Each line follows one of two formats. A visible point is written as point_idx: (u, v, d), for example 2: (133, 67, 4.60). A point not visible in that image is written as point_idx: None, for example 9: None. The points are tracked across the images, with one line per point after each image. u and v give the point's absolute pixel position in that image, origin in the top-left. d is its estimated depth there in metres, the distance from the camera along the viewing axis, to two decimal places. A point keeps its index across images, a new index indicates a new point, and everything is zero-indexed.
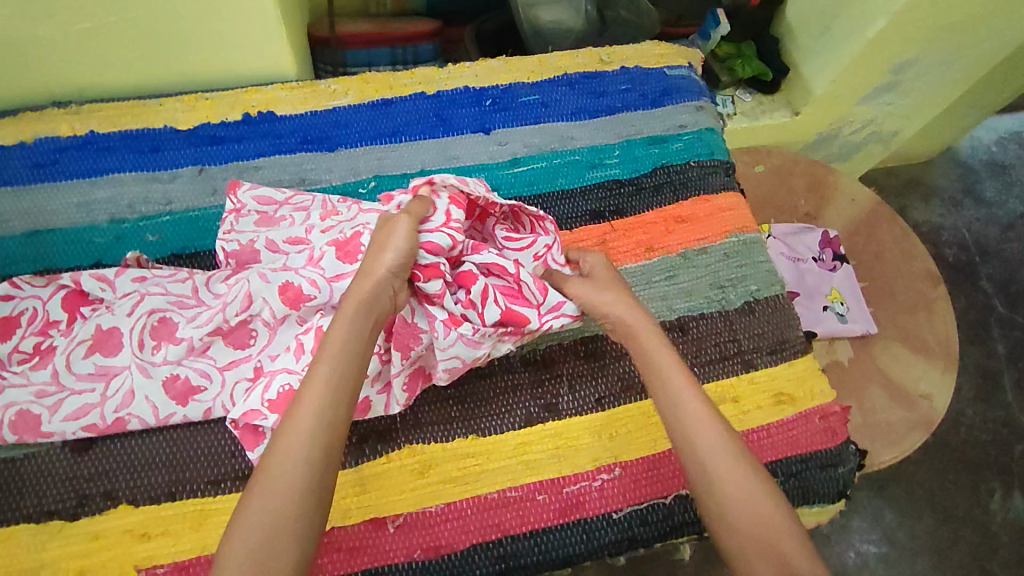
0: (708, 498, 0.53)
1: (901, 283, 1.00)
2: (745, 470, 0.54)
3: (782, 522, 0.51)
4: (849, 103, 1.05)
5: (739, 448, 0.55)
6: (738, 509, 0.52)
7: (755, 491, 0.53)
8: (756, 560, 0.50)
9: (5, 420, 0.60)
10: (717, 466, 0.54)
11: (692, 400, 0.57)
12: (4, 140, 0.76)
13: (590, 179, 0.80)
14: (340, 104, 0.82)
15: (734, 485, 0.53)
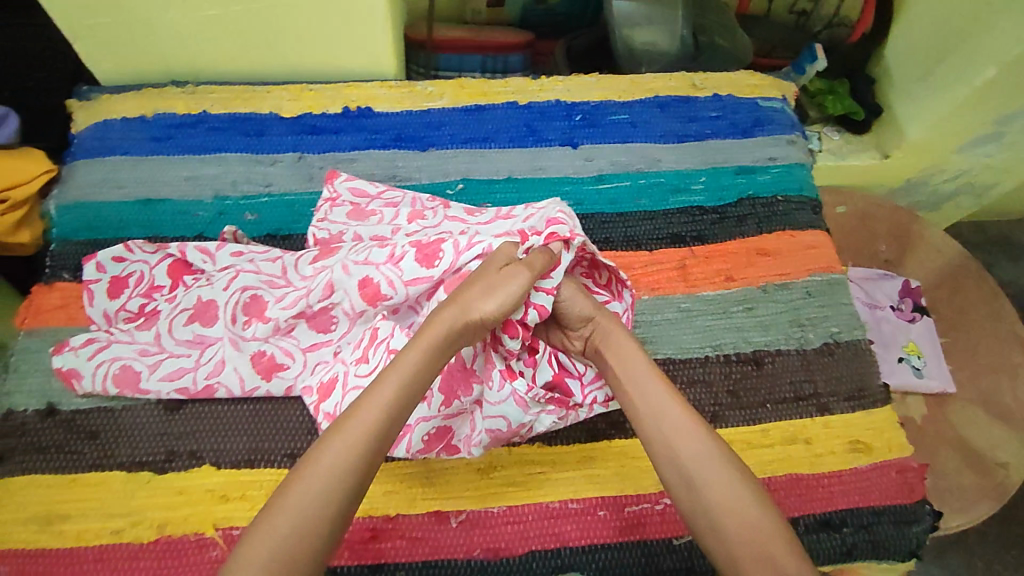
0: (693, 507, 0.51)
1: (984, 343, 0.95)
2: (732, 474, 0.52)
3: (772, 526, 0.49)
4: (946, 151, 1.00)
5: (723, 451, 0.53)
6: (725, 514, 0.50)
7: (742, 495, 0.51)
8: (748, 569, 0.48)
9: (108, 373, 0.64)
10: (701, 471, 0.52)
11: (666, 404, 0.56)
12: (124, 113, 0.79)
13: (674, 204, 0.79)
14: (435, 106, 0.83)
15: (721, 490, 0.51)
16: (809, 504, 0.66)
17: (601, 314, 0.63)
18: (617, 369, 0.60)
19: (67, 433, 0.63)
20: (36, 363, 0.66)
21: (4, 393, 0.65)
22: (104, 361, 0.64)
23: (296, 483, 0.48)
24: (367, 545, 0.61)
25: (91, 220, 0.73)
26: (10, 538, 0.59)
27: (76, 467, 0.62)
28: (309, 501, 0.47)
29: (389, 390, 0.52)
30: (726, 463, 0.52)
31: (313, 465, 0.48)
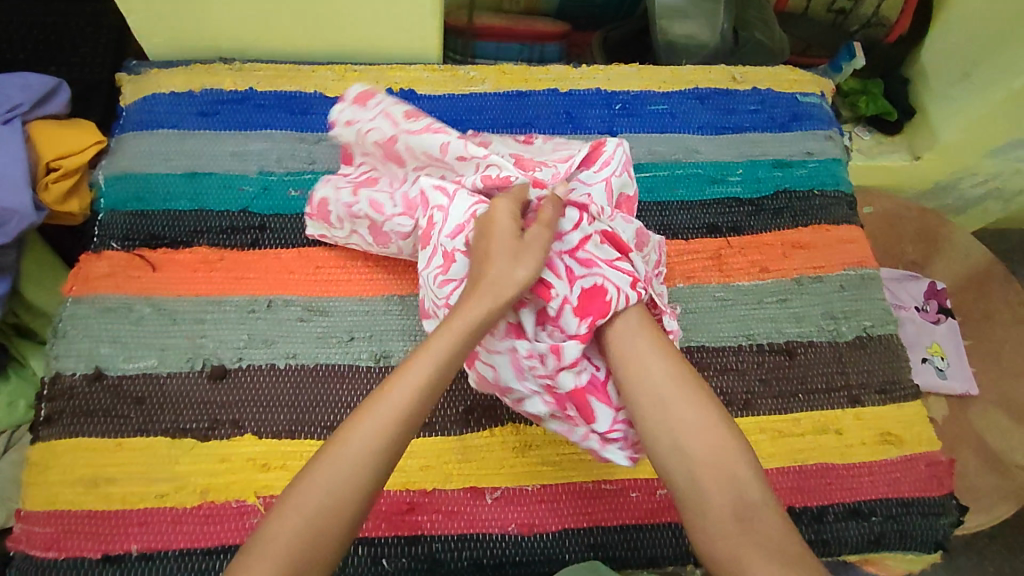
0: (660, 430, 0.55)
1: (1010, 345, 0.92)
2: (700, 402, 0.56)
3: (734, 449, 0.53)
4: (979, 154, 1.00)
5: (691, 380, 0.57)
6: (691, 437, 0.54)
7: (709, 423, 0.54)
8: (712, 489, 0.52)
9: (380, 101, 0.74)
10: (670, 398, 0.56)
11: (637, 334, 0.59)
12: (172, 88, 0.80)
13: (711, 194, 0.79)
14: (476, 90, 0.83)
15: (689, 415, 0.55)
16: (838, 493, 0.66)
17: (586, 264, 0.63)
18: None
19: (115, 397, 0.65)
20: (83, 328, 0.67)
21: (52, 357, 0.67)
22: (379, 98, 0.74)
23: (313, 475, 0.50)
24: (404, 517, 0.62)
25: (139, 191, 0.74)
26: (59, 497, 0.61)
27: (124, 431, 0.63)
28: (329, 494, 0.49)
29: (410, 386, 0.53)
30: (693, 391, 0.56)
31: (336, 462, 0.50)
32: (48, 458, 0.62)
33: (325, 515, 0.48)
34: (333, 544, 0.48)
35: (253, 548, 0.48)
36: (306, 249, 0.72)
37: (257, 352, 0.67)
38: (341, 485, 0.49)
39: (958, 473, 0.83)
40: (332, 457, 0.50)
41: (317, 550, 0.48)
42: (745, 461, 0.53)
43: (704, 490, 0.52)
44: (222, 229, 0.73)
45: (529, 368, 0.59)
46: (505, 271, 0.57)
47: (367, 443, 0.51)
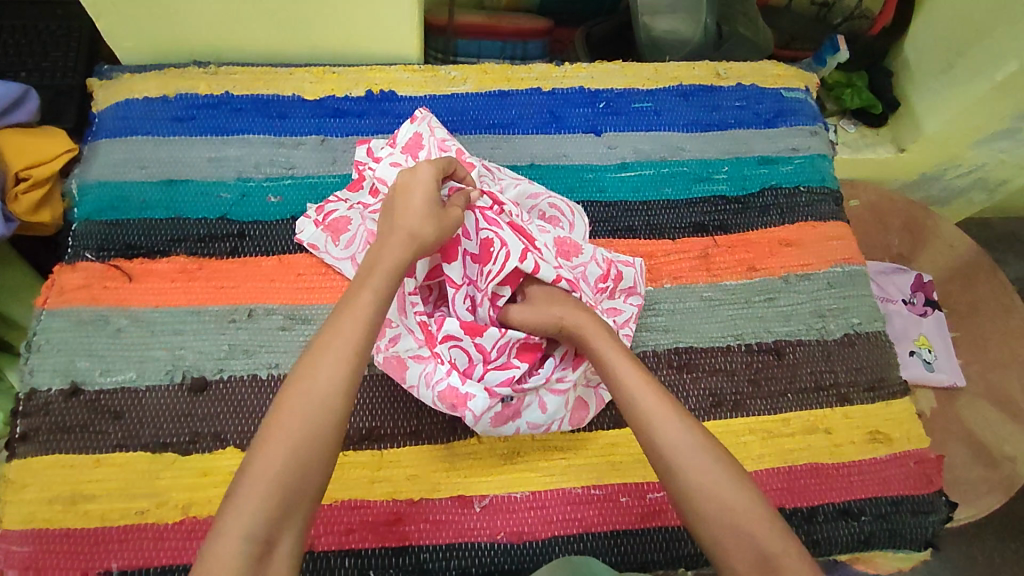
0: (677, 493, 0.51)
1: (998, 337, 0.92)
2: (715, 458, 0.51)
3: (754, 505, 0.49)
4: (963, 146, 1.00)
5: (704, 437, 0.52)
6: (711, 500, 0.49)
7: (728, 481, 0.50)
8: (735, 549, 0.48)
9: (421, 140, 0.74)
10: (685, 459, 0.51)
11: (643, 391, 0.55)
12: (145, 93, 0.78)
13: (697, 192, 0.79)
14: (458, 90, 0.82)
15: (707, 477, 0.50)
16: (827, 493, 0.66)
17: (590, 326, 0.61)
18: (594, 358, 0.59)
19: (93, 413, 0.63)
20: (58, 343, 0.66)
21: (26, 372, 0.65)
22: (430, 135, 0.73)
23: (285, 419, 0.48)
24: (390, 527, 0.61)
25: (114, 199, 0.73)
26: (37, 516, 0.60)
27: (102, 446, 0.62)
28: (307, 429, 0.48)
29: (362, 326, 0.53)
30: (707, 448, 0.52)
31: (305, 395, 0.49)
32: (24, 478, 0.61)
33: (307, 448, 0.48)
34: (319, 480, 0.48)
35: (237, 496, 0.46)
36: (287, 255, 0.71)
37: (238, 362, 0.66)
38: (318, 420, 0.49)
39: (948, 467, 0.83)
40: (304, 392, 0.49)
41: (300, 488, 0.47)
42: (767, 517, 0.49)
43: (728, 551, 0.48)
44: (200, 237, 0.71)
45: (411, 307, 0.65)
46: (413, 226, 0.59)
47: (334, 378, 0.50)
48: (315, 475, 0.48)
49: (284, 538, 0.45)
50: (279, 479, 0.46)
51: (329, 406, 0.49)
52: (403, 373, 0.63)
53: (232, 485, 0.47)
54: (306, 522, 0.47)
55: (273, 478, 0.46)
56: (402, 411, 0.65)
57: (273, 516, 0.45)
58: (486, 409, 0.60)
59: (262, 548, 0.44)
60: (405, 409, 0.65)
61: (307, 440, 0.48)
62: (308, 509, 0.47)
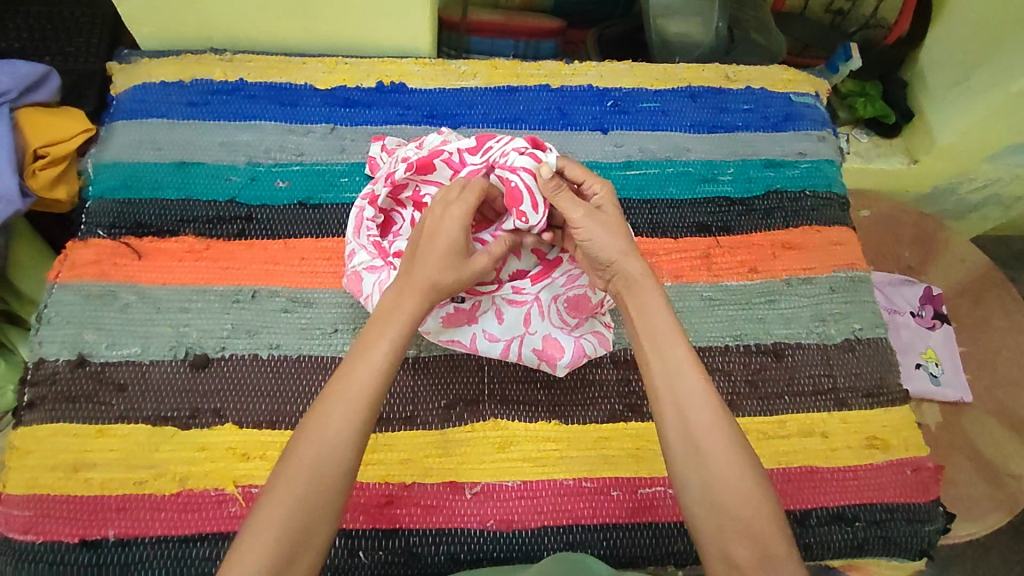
0: (689, 475, 0.49)
1: (1007, 351, 0.90)
2: (739, 452, 0.49)
3: (768, 511, 0.47)
4: (976, 159, 0.99)
5: (732, 428, 0.50)
6: (728, 493, 0.47)
7: (749, 476, 0.48)
8: (739, 546, 0.46)
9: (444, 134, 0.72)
10: (710, 444, 0.49)
11: (684, 365, 0.52)
12: (162, 77, 0.80)
13: (701, 193, 0.79)
14: (467, 85, 0.83)
15: (728, 468, 0.48)
16: (821, 496, 0.66)
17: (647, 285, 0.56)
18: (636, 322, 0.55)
19: (97, 384, 0.65)
20: (67, 315, 0.67)
21: (36, 342, 0.67)
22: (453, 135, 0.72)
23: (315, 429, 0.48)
24: (382, 510, 0.62)
25: (127, 179, 0.74)
26: (39, 482, 0.61)
27: (105, 417, 0.63)
28: (314, 480, 0.46)
29: (371, 367, 0.50)
30: (732, 436, 0.49)
31: (310, 447, 0.47)
32: (29, 444, 0.62)
33: (314, 498, 0.46)
34: (328, 529, 0.46)
35: (239, 549, 0.44)
36: (292, 240, 0.72)
37: (240, 342, 0.67)
38: (324, 467, 0.46)
39: (948, 480, 0.82)
40: (310, 446, 0.47)
41: (308, 539, 0.45)
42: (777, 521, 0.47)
43: (730, 547, 0.46)
44: (208, 219, 0.73)
45: (366, 227, 0.67)
46: (438, 280, 0.54)
47: (342, 427, 0.48)
48: (324, 524, 0.46)
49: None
50: (282, 532, 0.45)
51: (337, 454, 0.47)
52: (360, 286, 0.65)
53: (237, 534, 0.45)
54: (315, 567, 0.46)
55: (277, 531, 0.45)
56: (398, 396, 0.66)
57: (277, 568, 0.44)
58: (438, 306, 0.64)
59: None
60: (400, 394, 0.66)
61: (313, 492, 0.46)
62: (318, 556, 0.46)
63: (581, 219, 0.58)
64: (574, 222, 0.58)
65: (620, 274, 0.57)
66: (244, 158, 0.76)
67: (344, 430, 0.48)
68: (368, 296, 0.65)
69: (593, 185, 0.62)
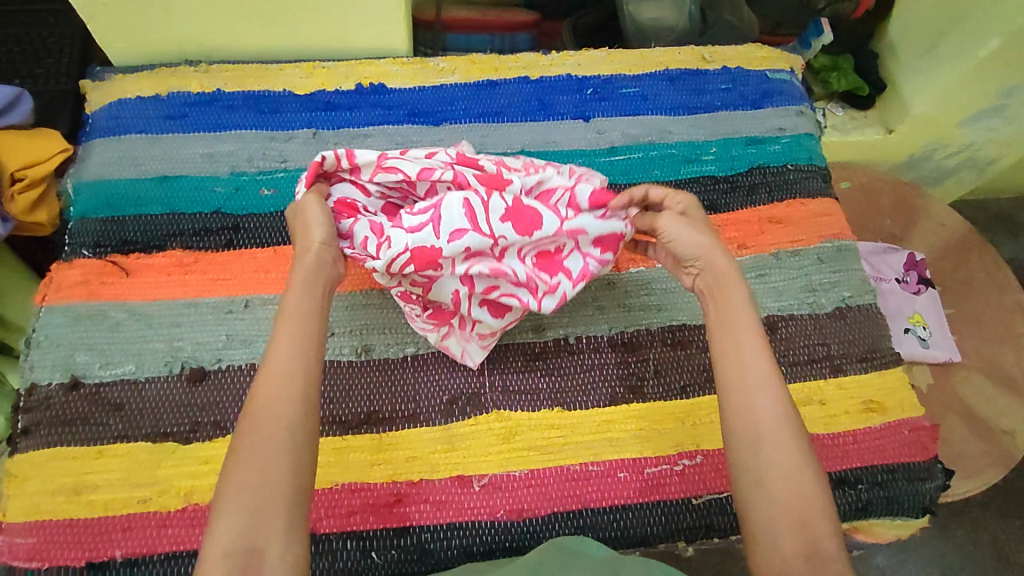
0: (744, 461, 0.50)
1: (991, 311, 0.92)
2: (802, 447, 0.50)
3: (821, 505, 0.48)
4: (950, 125, 1.00)
5: (797, 425, 0.51)
6: (780, 482, 0.49)
7: (802, 470, 0.49)
8: (789, 537, 0.47)
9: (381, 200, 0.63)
10: (772, 434, 0.50)
11: (756, 359, 0.53)
12: (138, 92, 0.79)
13: (686, 173, 0.80)
14: (447, 81, 0.83)
15: (786, 458, 0.49)
16: (823, 463, 0.67)
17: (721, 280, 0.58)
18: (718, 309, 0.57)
19: (93, 405, 0.64)
20: (56, 338, 0.67)
21: (27, 368, 0.66)
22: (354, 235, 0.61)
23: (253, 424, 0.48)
24: (392, 509, 0.61)
25: (108, 197, 0.73)
26: (39, 508, 0.60)
27: (104, 438, 0.63)
28: (264, 445, 0.47)
29: (289, 339, 0.51)
30: (795, 430, 0.51)
31: (253, 412, 0.48)
32: (27, 471, 0.62)
33: (272, 461, 0.46)
34: (295, 478, 0.47)
35: (216, 516, 0.45)
36: (282, 246, 0.72)
37: (236, 352, 0.67)
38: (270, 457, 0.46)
39: (945, 441, 0.83)
40: (253, 421, 0.48)
41: (271, 510, 0.45)
42: (828, 522, 0.48)
43: (778, 535, 0.48)
44: (195, 231, 0.72)
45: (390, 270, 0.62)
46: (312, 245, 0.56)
47: (276, 387, 0.49)
48: (288, 480, 0.46)
49: (270, 543, 0.44)
50: (247, 490, 0.45)
51: (279, 409, 0.48)
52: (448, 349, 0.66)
53: (210, 504, 0.46)
54: (295, 524, 0.46)
55: (245, 492, 0.45)
56: (399, 395, 0.66)
57: (253, 525, 0.44)
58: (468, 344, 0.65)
59: (247, 558, 0.43)
60: (401, 393, 0.66)
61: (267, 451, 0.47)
62: (293, 514, 0.46)
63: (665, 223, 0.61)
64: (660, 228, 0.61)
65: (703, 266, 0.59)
66: (226, 170, 0.75)
67: (280, 384, 0.49)
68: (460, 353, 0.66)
69: (677, 199, 0.63)
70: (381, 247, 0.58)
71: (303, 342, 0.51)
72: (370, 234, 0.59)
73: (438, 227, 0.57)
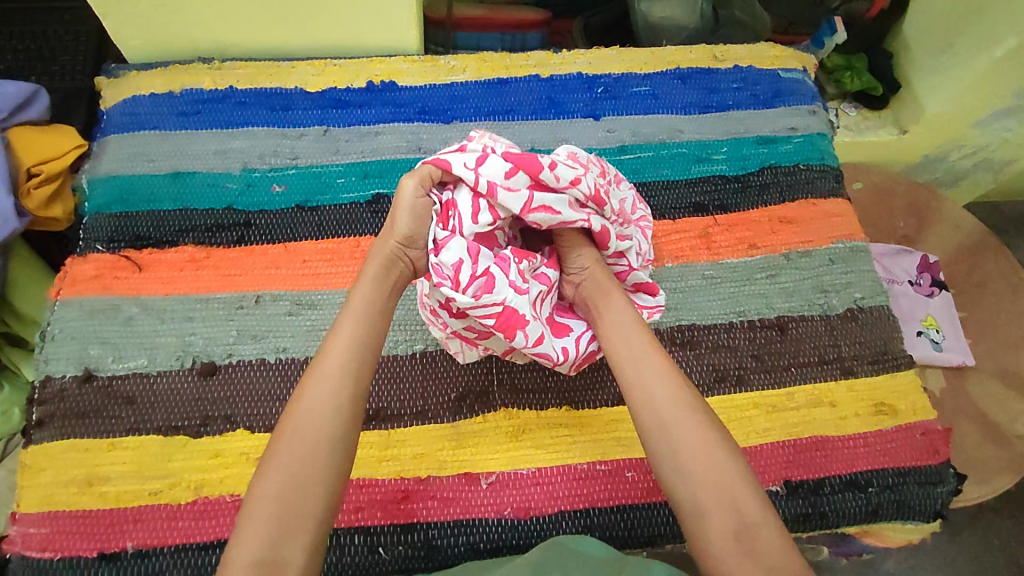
0: (664, 453, 0.52)
1: (1006, 314, 0.91)
2: (707, 424, 0.52)
3: (739, 477, 0.50)
4: (966, 126, 0.99)
5: (697, 403, 0.53)
6: (691, 460, 0.50)
7: (713, 446, 0.51)
8: (713, 513, 0.48)
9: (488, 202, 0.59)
10: (674, 417, 0.52)
11: (644, 352, 0.56)
12: (151, 89, 0.80)
13: (697, 172, 0.79)
14: (457, 79, 0.83)
15: (691, 437, 0.51)
16: (832, 465, 0.66)
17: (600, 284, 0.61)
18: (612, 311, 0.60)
19: (106, 398, 0.65)
20: (70, 331, 0.67)
21: (41, 360, 0.67)
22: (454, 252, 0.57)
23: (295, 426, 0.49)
24: (399, 505, 0.62)
25: (122, 193, 0.74)
26: (53, 498, 0.61)
27: (116, 431, 0.63)
28: (305, 449, 0.48)
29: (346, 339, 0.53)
30: (693, 408, 0.53)
31: (293, 424, 0.49)
32: (41, 462, 0.62)
33: (307, 467, 0.47)
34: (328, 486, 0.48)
35: (241, 530, 0.46)
36: (293, 243, 0.72)
37: (247, 347, 0.67)
38: (308, 463, 0.47)
39: (957, 445, 0.82)
40: (297, 423, 0.49)
41: (303, 515, 0.46)
42: (756, 496, 0.49)
43: (709, 515, 0.48)
44: (207, 227, 0.72)
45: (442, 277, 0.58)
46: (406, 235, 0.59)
47: (328, 389, 0.50)
48: (320, 488, 0.47)
49: (293, 555, 0.45)
50: (281, 493, 0.46)
51: (324, 418, 0.49)
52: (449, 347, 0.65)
53: (239, 516, 0.47)
54: (317, 539, 0.46)
55: (271, 505, 0.46)
56: (408, 391, 0.66)
57: (280, 533, 0.45)
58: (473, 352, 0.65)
59: (271, 568, 0.44)
60: (409, 390, 0.66)
61: (302, 461, 0.47)
62: (316, 528, 0.46)
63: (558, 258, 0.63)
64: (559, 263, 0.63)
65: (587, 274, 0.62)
66: (238, 167, 0.76)
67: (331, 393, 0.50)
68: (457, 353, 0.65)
69: None
70: (476, 292, 0.56)
71: (352, 360, 0.52)
72: (462, 260, 0.56)
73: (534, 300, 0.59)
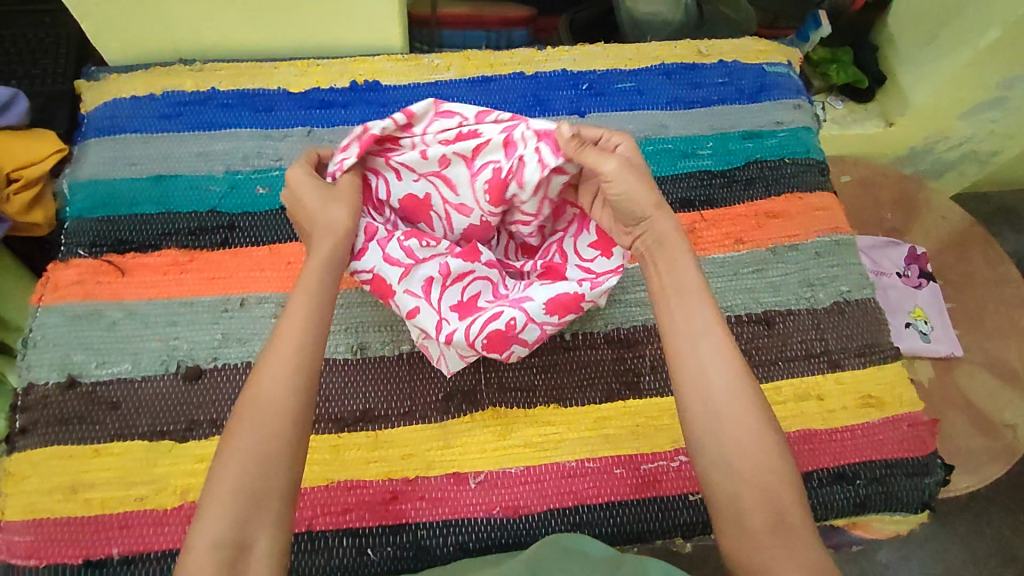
0: (712, 440, 0.49)
1: (993, 305, 0.91)
2: (762, 417, 0.49)
3: (786, 474, 0.48)
4: (951, 118, 0.99)
5: (754, 390, 0.50)
6: (741, 453, 0.48)
7: (765, 441, 0.49)
8: (754, 512, 0.47)
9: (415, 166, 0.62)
10: (730, 405, 0.49)
11: (708, 328, 0.52)
12: (132, 92, 0.79)
13: (682, 168, 0.79)
14: (441, 78, 0.83)
15: (743, 426, 0.49)
16: (819, 459, 0.66)
17: (664, 240, 0.55)
18: (661, 277, 0.55)
19: (90, 404, 0.64)
20: (52, 338, 0.67)
21: (24, 367, 0.66)
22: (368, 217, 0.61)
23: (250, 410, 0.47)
24: (387, 506, 0.62)
25: (104, 197, 0.73)
26: (37, 506, 0.61)
27: (100, 437, 0.63)
28: (261, 434, 0.47)
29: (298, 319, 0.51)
30: (753, 398, 0.50)
31: (250, 408, 0.48)
32: (24, 470, 0.62)
33: (266, 450, 0.46)
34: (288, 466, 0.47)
35: (202, 513, 0.45)
36: (277, 244, 0.72)
37: (232, 350, 0.67)
38: (265, 446, 0.46)
39: (945, 436, 0.82)
40: (252, 404, 0.48)
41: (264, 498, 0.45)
42: (795, 494, 0.48)
43: (745, 510, 0.47)
44: (190, 230, 0.72)
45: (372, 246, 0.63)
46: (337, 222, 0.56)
47: (284, 371, 0.49)
48: (282, 470, 0.46)
49: (259, 537, 0.45)
50: (238, 479, 0.45)
51: (280, 399, 0.48)
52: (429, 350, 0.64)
53: (200, 498, 0.46)
54: (284, 515, 0.46)
55: (232, 485, 0.45)
56: (394, 392, 0.66)
57: (241, 519, 0.44)
58: (442, 354, 0.63)
59: (235, 553, 0.44)
60: (396, 391, 0.66)
61: (261, 448, 0.46)
62: (281, 505, 0.46)
63: (614, 170, 0.54)
64: (606, 174, 0.55)
65: (651, 229, 0.55)
66: (221, 169, 0.75)
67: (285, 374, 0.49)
68: (438, 356, 0.63)
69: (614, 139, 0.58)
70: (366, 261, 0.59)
71: (305, 337, 0.51)
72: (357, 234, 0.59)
73: (406, 274, 0.59)
